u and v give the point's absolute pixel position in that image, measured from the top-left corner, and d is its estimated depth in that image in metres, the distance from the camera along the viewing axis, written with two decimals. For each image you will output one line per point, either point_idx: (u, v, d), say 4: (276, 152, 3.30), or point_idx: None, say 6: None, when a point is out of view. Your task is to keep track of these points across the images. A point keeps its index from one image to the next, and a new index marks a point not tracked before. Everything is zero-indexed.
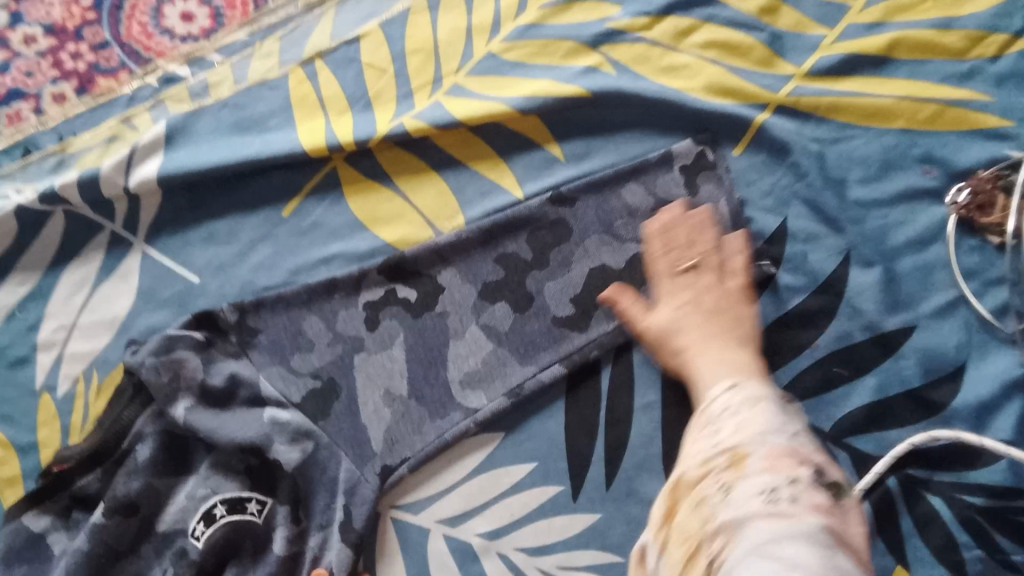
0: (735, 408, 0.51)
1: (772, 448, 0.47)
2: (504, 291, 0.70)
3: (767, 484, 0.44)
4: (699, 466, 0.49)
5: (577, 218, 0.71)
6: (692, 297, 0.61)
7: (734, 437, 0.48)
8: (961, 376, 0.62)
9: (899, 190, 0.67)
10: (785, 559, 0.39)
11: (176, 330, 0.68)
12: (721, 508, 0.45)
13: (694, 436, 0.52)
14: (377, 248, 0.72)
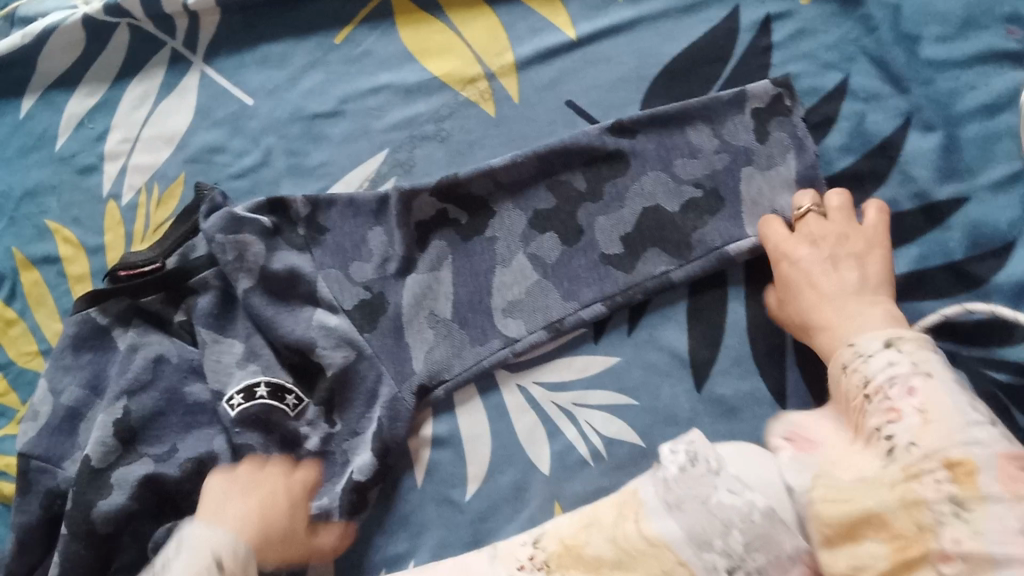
0: (907, 379, 0.46)
1: (996, 453, 0.42)
2: (554, 221, 0.64)
3: (1022, 515, 0.39)
4: (894, 467, 0.43)
5: (636, 152, 0.63)
6: (828, 236, 0.56)
7: (926, 432, 0.44)
8: (1009, 252, 0.55)
9: (977, 50, 0.59)
10: None
11: (245, 213, 0.65)
12: (959, 532, 0.40)
13: (875, 424, 0.46)
14: (424, 82, 0.68)
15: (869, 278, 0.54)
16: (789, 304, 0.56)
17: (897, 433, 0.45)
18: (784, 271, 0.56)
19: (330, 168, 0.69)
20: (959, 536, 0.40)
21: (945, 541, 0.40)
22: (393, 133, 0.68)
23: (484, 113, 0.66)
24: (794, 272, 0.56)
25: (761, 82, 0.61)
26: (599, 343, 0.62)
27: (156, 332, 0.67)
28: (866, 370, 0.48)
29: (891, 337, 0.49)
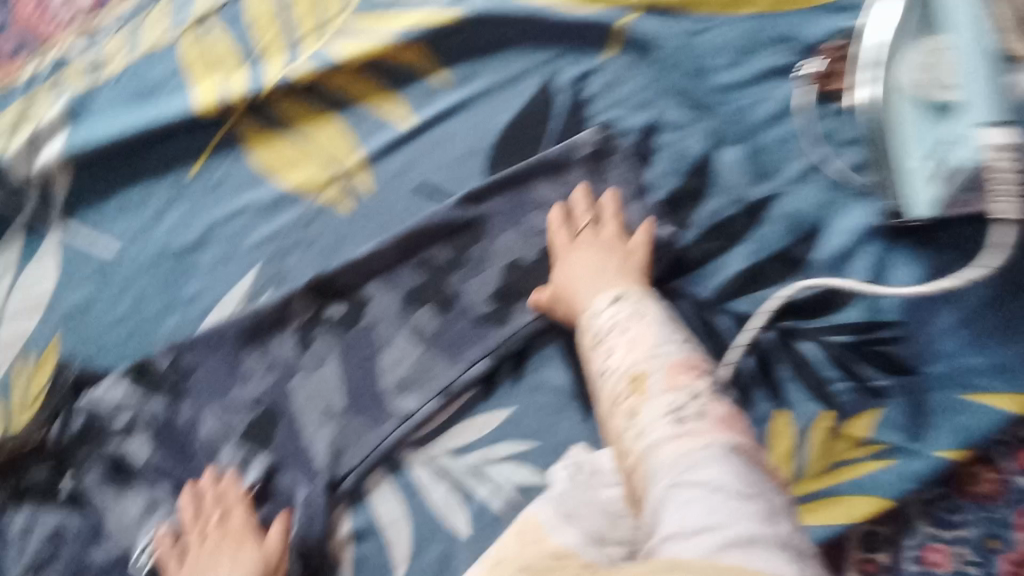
0: (624, 322, 0.57)
1: (670, 360, 0.53)
2: (428, 296, 0.67)
3: (674, 407, 0.50)
4: (608, 389, 0.55)
5: (490, 217, 0.67)
6: (580, 243, 0.64)
7: (627, 356, 0.55)
8: (822, 231, 0.63)
9: (760, 69, 0.66)
10: (694, 491, 0.43)
11: (117, 376, 0.69)
12: (641, 435, 0.50)
13: (601, 359, 0.57)
14: (280, 197, 0.71)
15: (614, 266, 0.62)
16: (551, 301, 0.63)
17: (612, 364, 0.55)
18: (561, 265, 0.64)
19: (205, 296, 0.71)
20: (642, 437, 0.49)
21: (633, 444, 0.50)
22: (262, 248, 0.71)
23: (341, 213, 0.70)
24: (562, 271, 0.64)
25: (585, 131, 0.67)
26: (492, 398, 0.65)
27: (47, 505, 0.66)
28: (597, 321, 0.59)
29: (620, 294, 0.60)
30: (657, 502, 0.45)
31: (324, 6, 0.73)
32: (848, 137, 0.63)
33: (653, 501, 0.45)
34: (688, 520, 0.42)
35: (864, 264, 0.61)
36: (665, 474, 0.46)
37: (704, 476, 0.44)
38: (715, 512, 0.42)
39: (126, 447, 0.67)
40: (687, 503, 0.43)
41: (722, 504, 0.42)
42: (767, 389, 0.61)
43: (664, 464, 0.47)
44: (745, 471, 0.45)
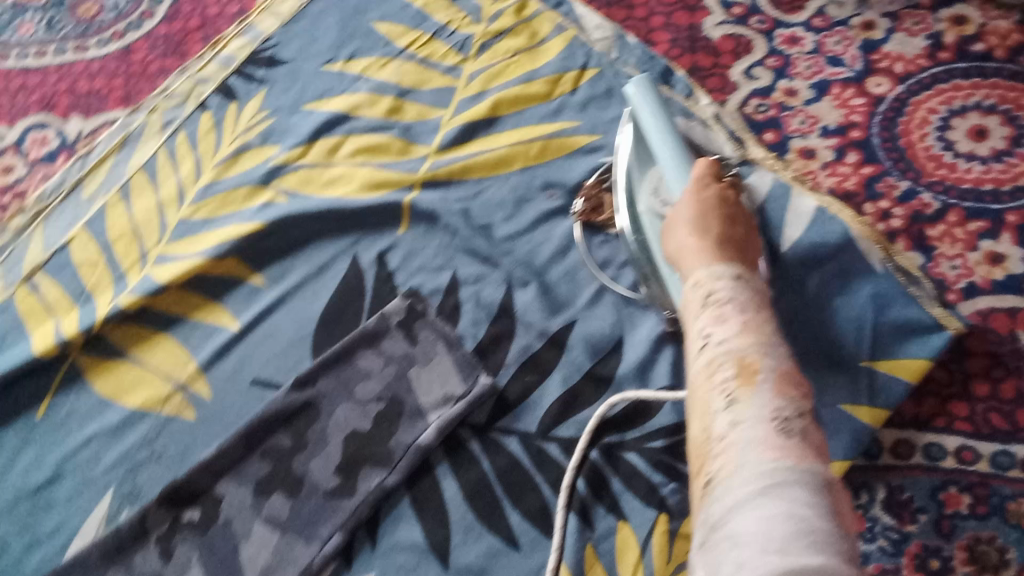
0: (741, 304, 0.47)
1: (779, 367, 0.42)
2: (276, 482, 0.70)
3: (779, 412, 0.40)
4: (700, 367, 0.45)
5: (323, 396, 0.72)
6: (708, 202, 0.58)
7: (732, 335, 0.45)
8: (622, 346, 0.68)
9: (535, 215, 0.75)
10: (785, 507, 0.35)
11: None
12: (723, 416, 0.41)
13: (702, 329, 0.47)
14: (128, 417, 0.75)
15: (716, 238, 0.55)
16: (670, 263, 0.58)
17: (713, 334, 0.46)
18: (704, 201, 0.58)
19: (65, 529, 0.72)
20: (722, 428, 0.41)
21: (718, 434, 0.41)
22: (113, 470, 0.73)
23: (186, 419, 0.74)
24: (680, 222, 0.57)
25: (394, 301, 0.74)
26: (353, 568, 0.66)
27: None
28: (709, 289, 0.49)
29: (740, 274, 0.50)
30: (730, 500, 0.37)
31: (142, 238, 0.81)
32: (622, 261, 0.71)
33: (718, 504, 0.38)
34: (756, 532, 0.34)
35: (665, 367, 0.66)
36: (743, 475, 0.37)
37: (785, 492, 0.35)
38: (797, 537, 0.33)
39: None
40: (761, 522, 0.35)
41: (809, 530, 0.34)
42: (605, 504, 0.64)
43: (748, 464, 0.38)
44: (835, 509, 0.35)
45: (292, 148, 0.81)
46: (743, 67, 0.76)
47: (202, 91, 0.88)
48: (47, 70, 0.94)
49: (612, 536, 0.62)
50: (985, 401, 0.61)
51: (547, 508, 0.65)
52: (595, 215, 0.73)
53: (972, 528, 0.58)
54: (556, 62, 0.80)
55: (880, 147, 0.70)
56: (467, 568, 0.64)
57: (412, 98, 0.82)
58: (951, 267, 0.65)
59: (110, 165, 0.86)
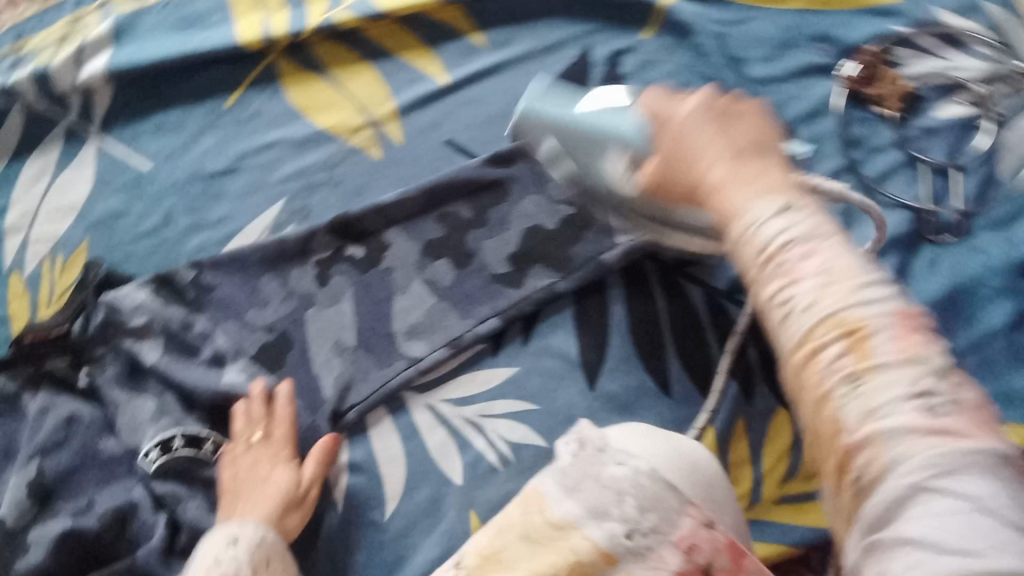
0: (808, 241, 0.38)
1: (891, 310, 0.35)
2: (446, 249, 0.69)
3: (918, 387, 0.34)
4: (794, 339, 0.37)
5: (516, 182, 0.70)
6: (724, 114, 0.46)
7: (826, 293, 0.36)
8: (844, 235, 0.63)
9: (797, 65, 0.67)
10: (961, 501, 0.32)
11: (133, 287, 0.70)
12: (852, 401, 0.35)
13: (766, 217, 0.39)
14: (312, 135, 0.73)
15: (731, 169, 0.43)
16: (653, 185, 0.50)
17: (796, 291, 0.37)
18: (671, 131, 0.47)
19: (231, 221, 0.73)
20: (854, 421, 0.34)
21: (848, 427, 0.35)
22: (288, 183, 0.72)
23: (370, 156, 0.72)
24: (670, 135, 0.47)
25: (614, 107, 0.68)
26: (498, 356, 0.67)
27: (65, 394, 0.68)
28: (759, 234, 0.39)
29: (788, 201, 0.40)
30: (891, 495, 0.33)
31: None
32: (877, 145, 0.64)
33: (875, 505, 0.34)
34: (939, 538, 0.31)
35: (885, 273, 0.60)
36: (906, 468, 0.33)
37: (958, 488, 0.32)
38: (974, 536, 0.31)
39: (138, 349, 0.68)
40: (943, 524, 0.32)
41: (993, 527, 0.31)
42: (767, 386, 0.63)
43: (906, 464, 0.33)
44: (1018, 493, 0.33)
45: None
46: None
47: None
48: None
49: (768, 418, 0.63)
50: None
51: (711, 367, 0.64)
52: (865, 85, 0.65)
53: None
54: None
55: None
56: (613, 396, 0.64)
57: None
58: None
59: None
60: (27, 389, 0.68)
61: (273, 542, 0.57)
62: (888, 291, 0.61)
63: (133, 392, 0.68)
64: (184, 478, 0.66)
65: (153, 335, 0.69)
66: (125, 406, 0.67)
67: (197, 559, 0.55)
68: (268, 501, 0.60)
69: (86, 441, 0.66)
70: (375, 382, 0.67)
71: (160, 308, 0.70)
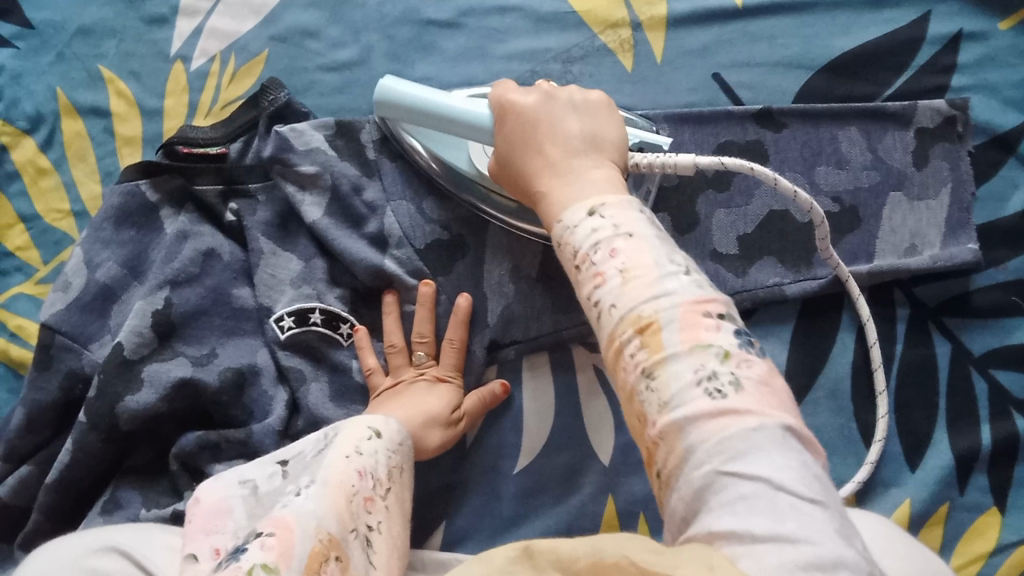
0: (608, 243, 0.38)
1: (680, 304, 0.36)
2: (668, 202, 0.58)
3: (699, 369, 0.34)
4: (605, 342, 0.38)
5: (778, 147, 0.57)
6: (572, 114, 0.49)
7: (625, 294, 0.37)
8: None
9: None
10: (758, 485, 0.31)
11: (307, 129, 0.62)
12: (653, 405, 0.35)
13: (587, 295, 0.39)
14: (560, 14, 0.62)
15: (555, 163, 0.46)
16: (501, 178, 0.52)
17: (601, 298, 0.38)
18: (519, 125, 0.49)
19: (434, 83, 0.62)
20: (655, 413, 0.35)
21: (651, 419, 0.35)
22: (515, 63, 0.61)
23: (620, 65, 0.60)
24: (524, 132, 0.49)
25: (933, 100, 0.56)
26: None
27: (208, 224, 0.62)
28: (573, 242, 0.40)
29: (602, 203, 0.41)
30: (690, 488, 0.33)
31: None
32: None
33: (683, 495, 0.33)
34: (746, 528, 0.30)
35: None
36: (699, 458, 0.33)
37: (753, 472, 0.32)
38: (781, 520, 0.31)
39: (299, 200, 0.61)
40: (747, 515, 0.31)
41: (791, 508, 0.31)
42: (994, 481, 0.52)
43: (698, 449, 0.33)
44: (808, 462, 0.33)
45: None
46: None
47: None
48: None
49: (976, 513, 0.51)
50: None
51: (926, 441, 0.53)
52: None
53: None
54: None
55: None
56: None
57: None
58: None
59: None
60: (170, 208, 0.62)
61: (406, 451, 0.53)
62: None
63: (275, 246, 0.62)
64: (310, 356, 0.61)
65: (314, 191, 0.61)
66: (264, 258, 0.61)
67: (333, 447, 0.50)
68: (420, 414, 0.55)
69: (216, 281, 0.61)
70: (547, 326, 0.60)
71: (333, 159, 0.62)
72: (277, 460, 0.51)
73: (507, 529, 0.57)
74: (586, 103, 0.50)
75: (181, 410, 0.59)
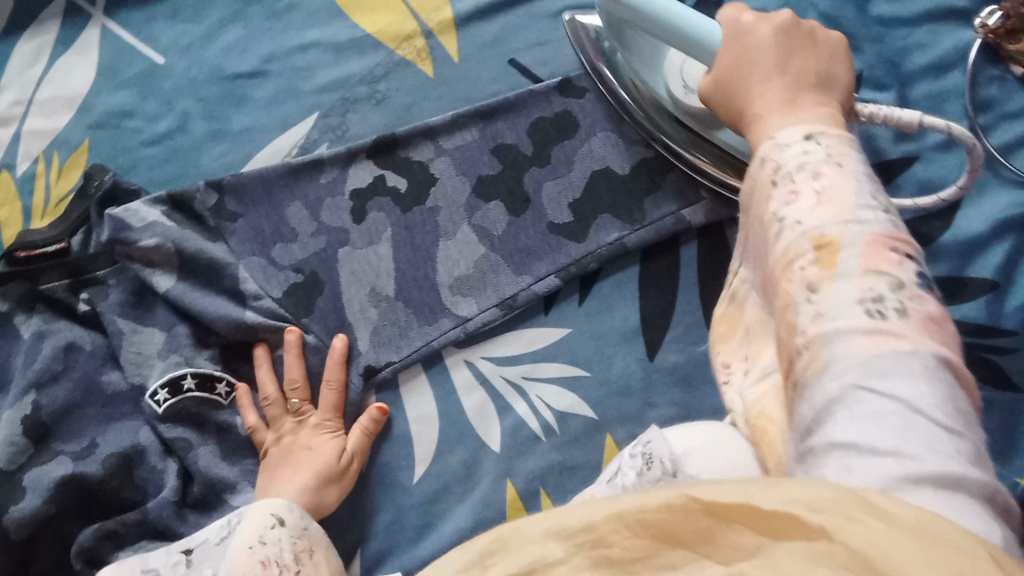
0: (817, 163, 0.37)
1: (870, 231, 0.33)
2: (500, 189, 0.61)
3: (869, 290, 0.31)
4: (777, 255, 0.36)
5: (585, 112, 0.61)
6: (767, 40, 0.46)
7: (816, 212, 0.35)
8: (955, 212, 0.55)
9: (926, 8, 0.58)
10: (892, 405, 0.28)
11: (142, 205, 0.62)
12: (806, 314, 0.33)
13: (772, 210, 0.37)
14: (356, 40, 0.64)
15: (766, 99, 0.43)
16: (711, 98, 0.48)
17: (788, 215, 0.36)
18: (739, 49, 0.47)
19: (256, 134, 0.64)
20: (806, 323, 0.33)
21: (800, 330, 0.33)
22: (324, 94, 0.64)
23: (421, 73, 0.63)
24: (750, 53, 0.46)
25: None
26: (549, 314, 0.60)
27: (64, 320, 0.62)
28: (778, 159, 0.38)
29: (813, 129, 0.39)
30: (822, 399, 0.30)
31: None
32: (1008, 112, 0.56)
33: (812, 408, 0.30)
34: (864, 441, 0.27)
35: (991, 264, 0.54)
36: (838, 372, 0.30)
37: (892, 390, 0.28)
38: (911, 440, 0.27)
39: (148, 274, 0.61)
40: (876, 431, 0.28)
41: (923, 433, 0.27)
42: None
43: (839, 361, 0.30)
44: (957, 397, 0.29)
45: None
46: None
47: None
48: None
49: None
50: None
51: None
52: (1007, 39, 0.55)
53: None
54: None
55: None
56: (671, 371, 0.57)
57: None
58: None
59: None
60: (21, 312, 0.61)
61: (315, 531, 0.53)
62: (996, 281, 0.54)
63: (135, 325, 0.62)
64: (193, 424, 0.61)
65: (163, 264, 0.61)
66: (126, 340, 0.61)
67: (236, 538, 0.51)
68: (310, 471, 0.56)
69: (84, 372, 0.61)
70: (421, 340, 0.60)
71: (174, 228, 0.62)
72: (182, 550, 0.54)
73: (420, 538, 0.57)
74: (824, 40, 0.46)
75: (75, 505, 0.58)
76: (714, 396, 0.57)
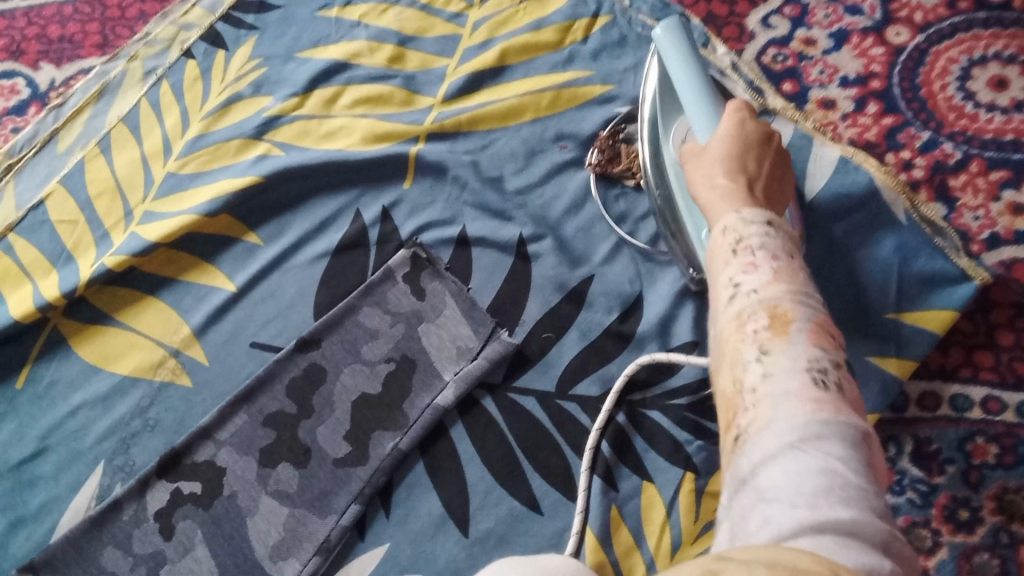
0: (775, 248, 0.42)
1: (815, 317, 0.38)
2: (281, 452, 0.66)
3: (814, 363, 0.36)
4: (730, 318, 0.40)
5: (327, 357, 0.68)
6: (725, 137, 0.52)
7: (769, 285, 0.40)
8: (641, 303, 0.67)
9: (548, 168, 0.71)
10: (818, 462, 0.32)
11: None
12: (749, 371, 0.37)
13: (730, 276, 0.42)
14: (118, 386, 0.69)
15: (749, 179, 0.49)
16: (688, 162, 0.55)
17: (743, 281, 0.41)
18: (735, 132, 0.52)
19: (53, 507, 0.66)
20: (755, 381, 0.37)
21: (749, 387, 0.37)
22: (103, 442, 0.68)
23: (182, 386, 0.69)
24: (743, 137, 0.52)
25: (397, 254, 0.70)
26: (367, 539, 0.64)
27: None
28: (740, 231, 0.44)
29: (771, 218, 0.44)
30: (762, 453, 0.34)
31: (126, 194, 0.74)
32: (638, 216, 0.70)
33: (752, 458, 0.34)
34: (794, 490, 0.32)
35: (687, 325, 0.66)
36: (778, 433, 0.34)
37: (821, 450, 0.33)
38: (831, 492, 0.31)
39: None
40: (798, 481, 0.32)
41: (843, 487, 0.31)
42: (630, 465, 0.63)
43: (780, 421, 0.34)
44: (874, 471, 0.33)
45: (287, 98, 0.75)
46: (760, 14, 0.75)
47: (186, 37, 0.80)
48: (11, 14, 0.84)
49: (637, 496, 0.62)
50: (1010, 350, 0.63)
51: (569, 472, 0.64)
52: (610, 166, 0.70)
53: (999, 478, 0.61)
54: (566, 8, 0.76)
55: (900, 97, 0.71)
56: (488, 536, 0.62)
57: (414, 45, 0.77)
58: (973, 218, 0.67)
59: (86, 117, 0.78)
60: None
61: None
62: (694, 340, 0.66)
63: None
64: None
65: None
66: None
67: None
68: None
69: None
70: None
71: None
72: None
73: None
74: (753, 133, 0.53)
75: None
76: (531, 540, 0.62)
